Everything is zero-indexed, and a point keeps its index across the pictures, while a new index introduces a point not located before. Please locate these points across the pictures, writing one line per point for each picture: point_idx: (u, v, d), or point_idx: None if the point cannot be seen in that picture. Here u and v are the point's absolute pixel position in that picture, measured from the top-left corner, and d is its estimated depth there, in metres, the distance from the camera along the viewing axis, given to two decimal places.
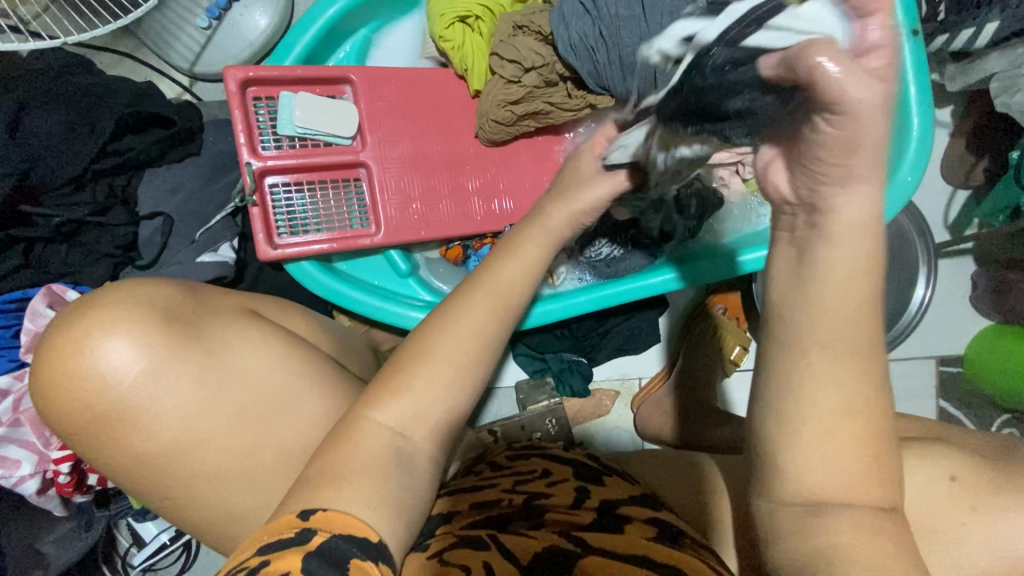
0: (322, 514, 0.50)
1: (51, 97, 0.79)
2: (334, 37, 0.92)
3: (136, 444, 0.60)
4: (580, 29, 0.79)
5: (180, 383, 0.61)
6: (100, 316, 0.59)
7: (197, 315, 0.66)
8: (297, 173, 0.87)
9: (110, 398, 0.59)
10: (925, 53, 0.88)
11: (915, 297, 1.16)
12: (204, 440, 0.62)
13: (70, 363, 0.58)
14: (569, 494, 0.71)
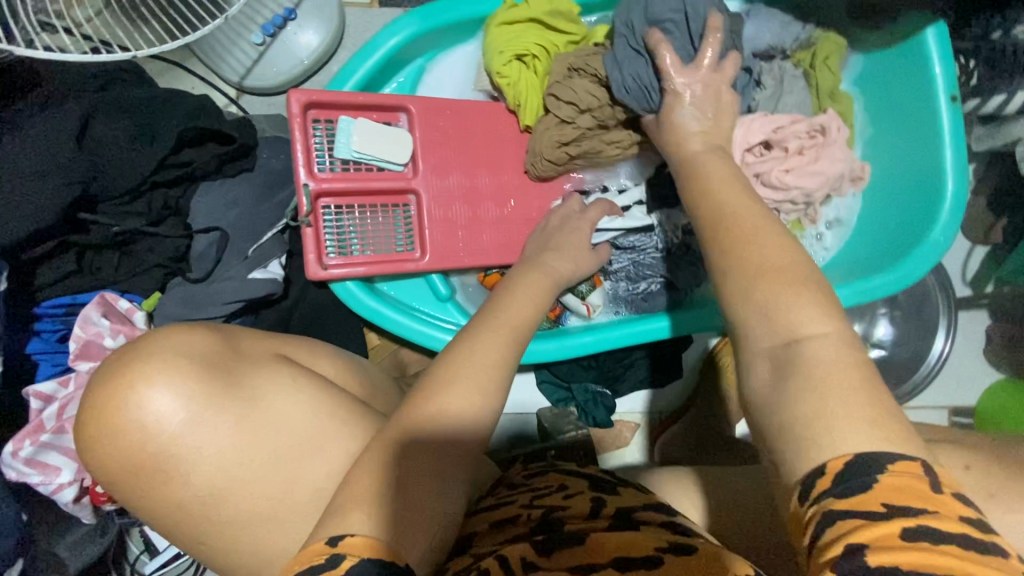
0: (349, 540, 0.49)
1: (115, 109, 0.81)
2: (392, 66, 0.95)
3: (183, 479, 0.59)
4: (634, 71, 0.79)
5: (219, 431, 0.60)
6: (148, 363, 0.59)
7: (231, 361, 0.65)
8: (348, 196, 0.89)
9: (152, 446, 0.58)
10: (961, 120, 0.91)
11: (933, 350, 1.19)
12: (242, 482, 0.60)
13: (116, 408, 0.58)
14: (586, 504, 0.73)
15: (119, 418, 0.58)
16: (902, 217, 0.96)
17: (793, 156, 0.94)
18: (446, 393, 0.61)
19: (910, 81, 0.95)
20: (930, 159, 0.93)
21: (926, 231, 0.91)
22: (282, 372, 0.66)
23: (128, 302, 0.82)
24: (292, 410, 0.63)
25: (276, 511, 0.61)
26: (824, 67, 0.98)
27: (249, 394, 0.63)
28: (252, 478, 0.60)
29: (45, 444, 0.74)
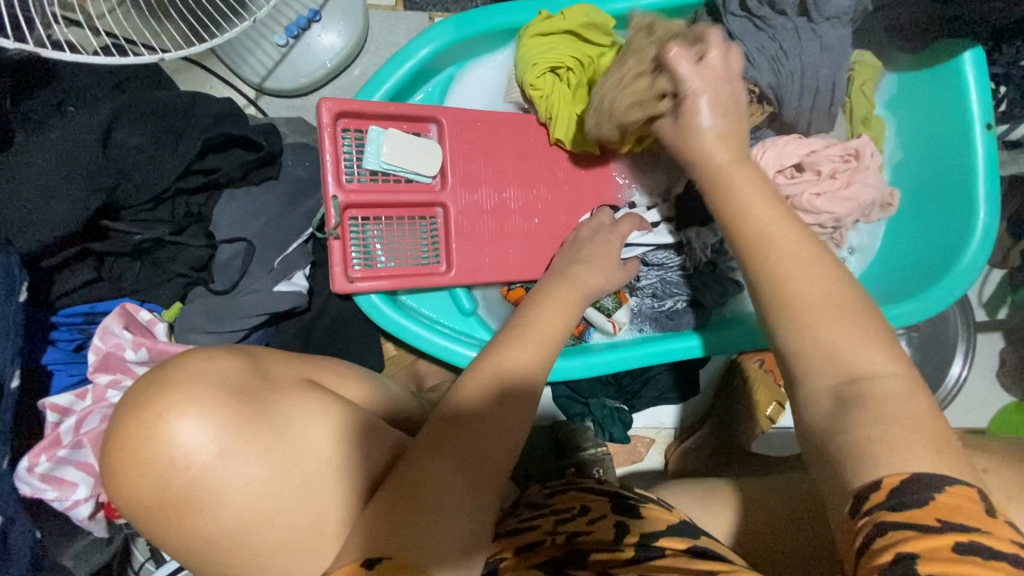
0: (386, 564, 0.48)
1: (139, 112, 0.78)
2: (423, 74, 0.92)
3: (211, 516, 0.55)
4: (758, 43, 0.82)
5: (248, 464, 0.56)
6: (171, 394, 0.55)
7: (262, 391, 0.61)
8: (375, 208, 0.87)
9: (179, 483, 0.54)
10: (995, 148, 0.90)
11: (951, 374, 1.18)
12: (274, 513, 0.57)
13: (138, 442, 0.53)
14: (610, 529, 0.68)
15: (141, 452, 0.53)
16: (930, 243, 0.96)
17: (825, 179, 0.93)
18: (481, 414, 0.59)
19: (943, 107, 0.94)
20: (961, 185, 0.93)
21: (955, 259, 0.91)
22: (315, 394, 0.64)
23: (147, 312, 0.80)
24: (324, 434, 0.61)
25: (310, 540, 0.58)
26: (858, 93, 0.97)
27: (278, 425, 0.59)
28: (282, 513, 0.58)
29: (61, 460, 0.71)
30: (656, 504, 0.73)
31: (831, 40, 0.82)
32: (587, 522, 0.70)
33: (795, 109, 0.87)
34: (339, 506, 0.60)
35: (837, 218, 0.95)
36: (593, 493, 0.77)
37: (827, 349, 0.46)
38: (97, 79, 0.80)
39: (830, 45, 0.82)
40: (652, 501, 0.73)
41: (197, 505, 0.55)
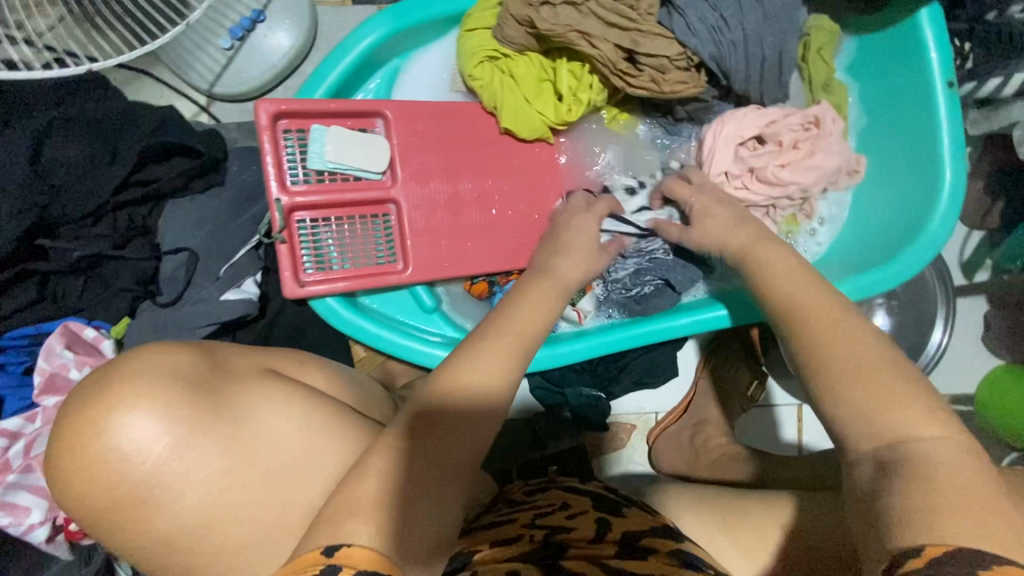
0: (346, 550, 0.46)
1: (69, 125, 0.76)
2: (367, 67, 0.90)
3: (155, 527, 0.54)
4: (700, 12, 0.82)
5: (203, 456, 0.55)
6: (112, 391, 0.54)
7: (220, 382, 0.61)
8: (324, 209, 0.85)
9: (131, 479, 0.53)
10: (958, 104, 0.88)
11: (932, 342, 1.17)
12: (226, 515, 0.56)
13: (73, 447, 0.52)
14: (589, 529, 0.71)
15: (79, 461, 0.52)
16: (901, 207, 0.94)
17: (788, 150, 0.91)
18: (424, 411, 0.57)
19: (902, 67, 0.92)
20: (925, 146, 0.91)
21: (925, 221, 0.88)
22: (278, 384, 0.64)
23: (94, 331, 0.76)
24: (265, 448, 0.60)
25: (258, 550, 0.57)
26: (817, 58, 0.94)
27: (234, 417, 0.58)
28: (223, 523, 0.56)
29: (12, 485, 0.71)
30: (638, 509, 0.78)
31: (774, 6, 0.82)
32: (567, 519, 0.73)
33: (744, 80, 0.87)
34: (287, 514, 0.59)
35: (805, 188, 0.93)
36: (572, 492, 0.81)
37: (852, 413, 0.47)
38: (27, 92, 0.77)
39: (773, 11, 0.82)
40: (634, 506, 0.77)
41: (136, 523, 0.54)
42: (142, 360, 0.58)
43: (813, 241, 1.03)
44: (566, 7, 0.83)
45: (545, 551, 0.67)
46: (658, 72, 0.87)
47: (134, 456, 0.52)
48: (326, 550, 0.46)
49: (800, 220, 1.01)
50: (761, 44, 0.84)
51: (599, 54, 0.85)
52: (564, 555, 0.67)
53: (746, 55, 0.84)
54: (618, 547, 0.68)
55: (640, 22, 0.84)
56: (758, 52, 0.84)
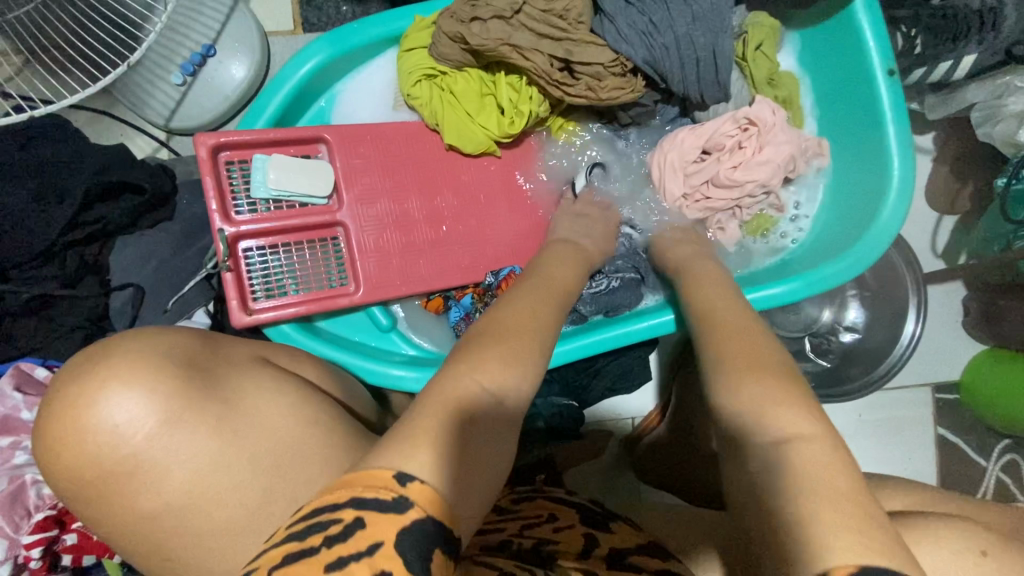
0: (419, 484, 0.40)
1: (18, 172, 0.79)
2: (309, 94, 0.92)
3: (141, 503, 0.57)
4: (629, 20, 0.82)
5: (193, 433, 0.58)
6: (114, 365, 0.58)
7: (212, 366, 0.65)
8: (272, 236, 0.87)
9: (122, 453, 0.56)
10: (899, 88, 0.87)
11: (904, 333, 1.14)
12: (212, 496, 0.58)
13: (67, 424, 0.56)
14: (578, 540, 0.73)
15: (69, 444, 0.56)
16: (857, 196, 0.93)
17: (731, 152, 0.93)
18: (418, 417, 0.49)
19: (843, 57, 0.91)
20: (874, 131, 0.90)
21: (878, 209, 0.87)
22: (269, 372, 0.68)
23: (45, 369, 0.78)
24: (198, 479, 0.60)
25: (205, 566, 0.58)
26: (757, 55, 0.94)
27: (227, 395, 0.62)
28: (167, 537, 0.58)
29: None
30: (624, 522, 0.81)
31: (703, 7, 0.83)
32: (554, 530, 0.75)
33: (681, 81, 0.87)
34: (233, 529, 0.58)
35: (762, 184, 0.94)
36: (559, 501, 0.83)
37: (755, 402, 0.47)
38: None
39: (703, 12, 0.83)
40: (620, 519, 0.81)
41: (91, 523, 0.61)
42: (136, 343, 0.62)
43: (790, 231, 1.01)
44: (496, 21, 0.84)
45: (533, 556, 0.68)
46: (594, 80, 0.87)
47: (125, 431, 0.56)
48: (401, 477, 0.40)
49: (770, 215, 1.00)
50: (694, 45, 0.84)
51: (532, 66, 0.85)
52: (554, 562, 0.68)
53: (680, 58, 0.84)
54: (606, 564, 0.70)
55: (571, 32, 0.84)
56: (692, 53, 0.84)
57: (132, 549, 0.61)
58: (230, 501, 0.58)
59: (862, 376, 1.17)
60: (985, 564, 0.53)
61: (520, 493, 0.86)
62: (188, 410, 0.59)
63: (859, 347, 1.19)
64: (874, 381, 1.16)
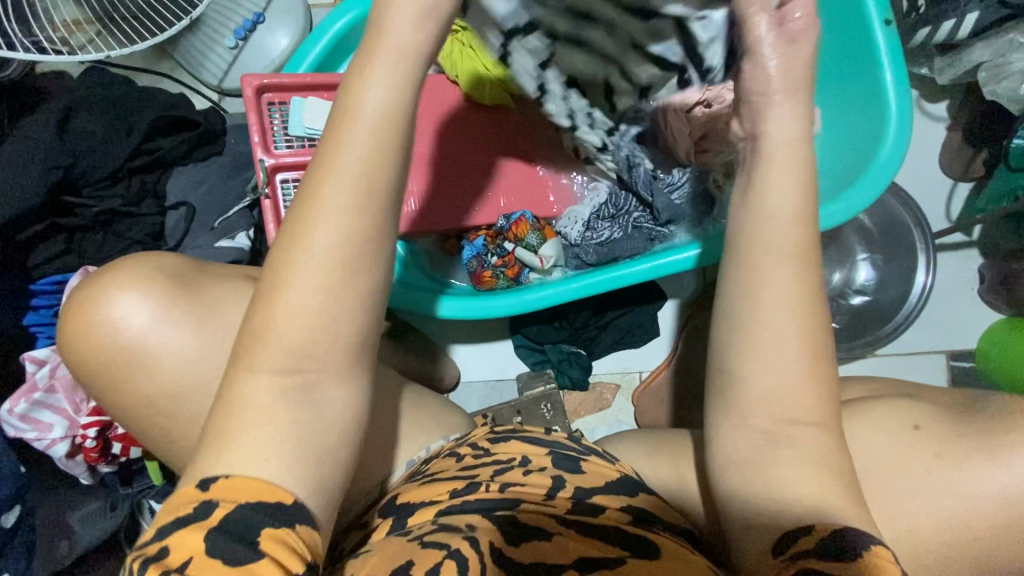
0: (223, 482, 0.44)
1: (91, 105, 0.90)
2: (343, 49, 1.03)
3: (140, 386, 0.67)
4: None
5: (181, 331, 0.67)
6: (113, 278, 0.68)
7: (198, 280, 0.72)
8: (305, 170, 0.96)
9: (120, 341, 0.66)
10: (897, 45, 0.91)
11: (916, 283, 1.16)
12: (198, 385, 0.68)
13: (83, 314, 0.67)
14: (546, 481, 0.75)
15: (85, 329, 0.67)
16: (855, 148, 0.96)
17: None
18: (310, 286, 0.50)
19: (841, 15, 0.96)
20: (873, 80, 0.93)
21: (872, 159, 0.91)
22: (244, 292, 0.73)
23: None
24: None
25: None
26: None
27: (210, 303, 0.70)
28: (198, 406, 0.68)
29: (37, 403, 0.82)
30: (597, 458, 0.81)
31: None
32: (524, 474, 0.76)
33: None
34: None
35: None
36: (534, 442, 0.82)
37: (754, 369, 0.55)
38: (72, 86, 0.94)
39: None
40: (592, 455, 0.80)
41: (122, 402, 0.68)
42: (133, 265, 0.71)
43: None
44: None
45: (497, 515, 0.70)
46: None
47: (122, 324, 0.66)
48: (201, 484, 0.45)
49: None
50: None
51: None
52: (518, 508, 0.71)
53: None
54: (571, 504, 0.73)
55: None
56: None
57: (153, 424, 0.69)
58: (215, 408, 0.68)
59: (873, 333, 1.18)
60: (914, 435, 0.67)
61: (498, 431, 0.84)
62: (173, 311, 0.67)
63: (870, 308, 1.20)
64: (882, 337, 1.18)
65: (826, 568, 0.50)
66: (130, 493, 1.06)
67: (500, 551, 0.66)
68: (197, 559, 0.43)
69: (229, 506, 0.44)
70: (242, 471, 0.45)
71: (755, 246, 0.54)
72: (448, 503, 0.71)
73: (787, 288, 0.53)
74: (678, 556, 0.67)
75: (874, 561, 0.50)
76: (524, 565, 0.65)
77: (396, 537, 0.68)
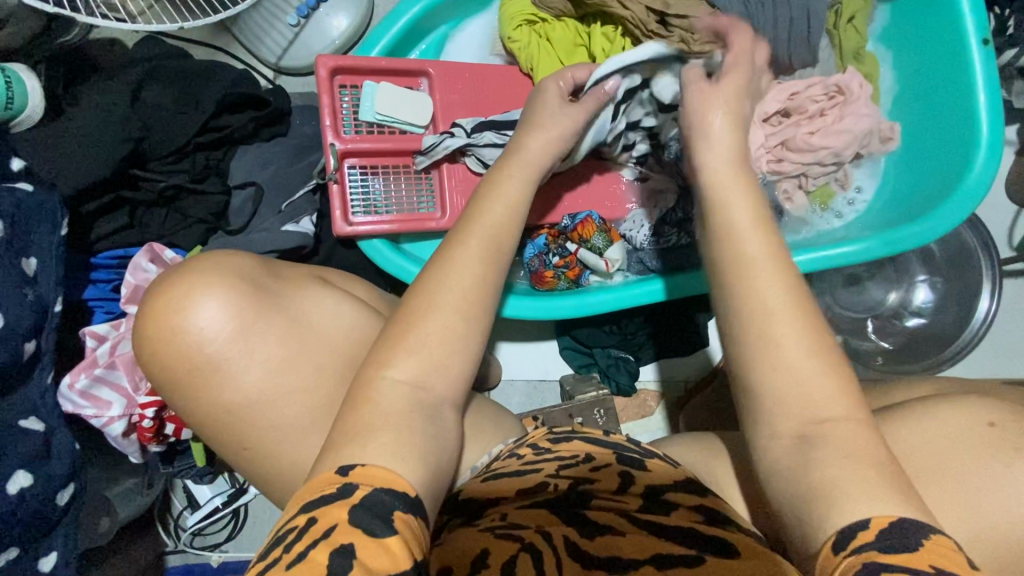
0: (360, 469, 0.48)
1: (160, 77, 0.87)
2: (414, 34, 1.01)
3: (224, 393, 0.66)
4: None
5: (266, 340, 0.67)
6: (196, 277, 0.66)
7: (272, 284, 0.71)
8: (373, 157, 0.93)
9: (203, 354, 0.65)
10: (993, 66, 0.89)
11: (977, 310, 1.13)
12: (283, 392, 0.67)
13: (164, 320, 0.64)
14: (614, 478, 0.65)
15: (168, 335, 0.64)
16: (938, 170, 0.94)
17: (814, 118, 0.95)
18: (448, 306, 0.58)
19: (937, 30, 0.93)
20: (964, 101, 0.91)
21: (958, 181, 0.89)
22: (317, 294, 0.73)
23: (173, 254, 0.87)
24: (334, 328, 0.71)
25: (293, 435, 0.67)
26: (848, 27, 0.96)
27: (291, 314, 0.69)
28: (279, 399, 0.67)
29: (98, 378, 0.81)
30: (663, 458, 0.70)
31: None
32: (592, 469, 0.66)
33: (772, 40, 0.92)
34: (304, 413, 0.67)
35: (836, 153, 0.96)
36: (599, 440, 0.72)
37: (800, 382, 0.53)
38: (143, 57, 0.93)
39: None
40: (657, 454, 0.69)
41: (195, 393, 0.67)
42: (204, 262, 0.69)
43: (847, 208, 1.03)
44: None
45: (563, 511, 0.61)
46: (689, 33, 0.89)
47: (209, 332, 0.64)
48: (341, 470, 0.48)
49: (832, 189, 1.02)
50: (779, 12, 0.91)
51: (630, 15, 0.91)
52: (588, 506, 0.62)
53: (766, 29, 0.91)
54: (643, 501, 0.63)
55: None
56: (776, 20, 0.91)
57: (220, 418, 0.67)
58: (291, 403, 0.67)
59: (931, 356, 1.15)
60: (991, 435, 0.57)
61: (558, 430, 0.74)
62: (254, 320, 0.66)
63: (927, 330, 1.18)
64: (940, 364, 1.14)
65: (894, 562, 0.44)
66: (171, 471, 1.04)
67: (574, 544, 0.57)
68: (341, 524, 0.45)
69: (368, 487, 0.47)
70: (360, 464, 0.48)
71: (730, 271, 0.56)
72: (516, 501, 0.63)
73: (786, 299, 0.54)
74: (760, 553, 0.55)
75: (938, 550, 0.44)
76: (599, 563, 0.55)
77: (465, 529, 0.60)
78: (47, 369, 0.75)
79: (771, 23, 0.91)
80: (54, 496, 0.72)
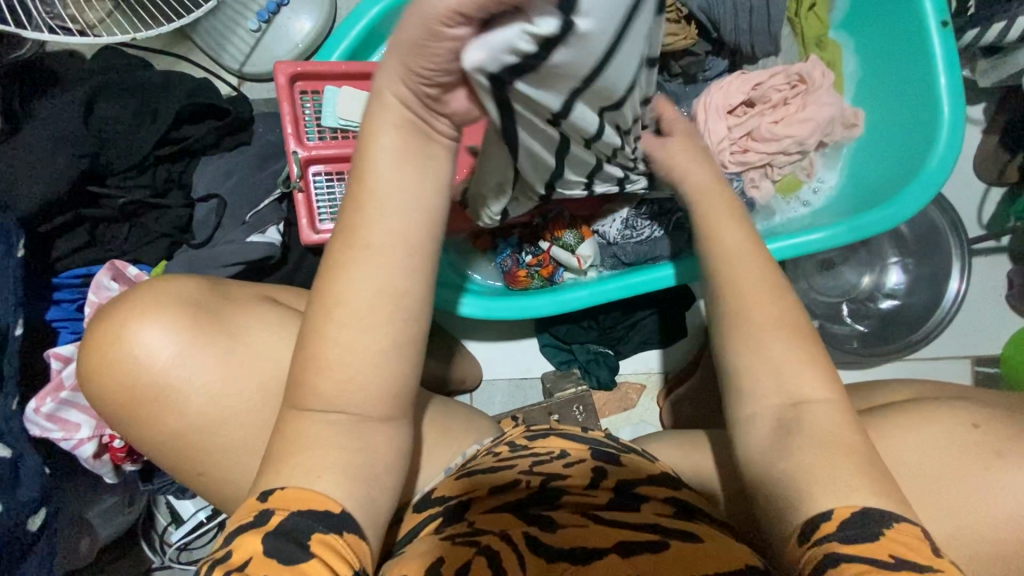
0: (278, 494, 0.49)
1: (112, 90, 0.86)
2: (376, 37, 1.00)
3: (166, 429, 0.66)
4: None
5: (204, 375, 0.66)
6: (134, 308, 0.66)
7: (216, 307, 0.70)
8: (337, 162, 0.92)
9: (144, 382, 0.65)
10: (954, 48, 0.88)
11: (949, 291, 1.14)
12: (223, 424, 0.67)
13: (107, 352, 0.65)
14: (586, 474, 0.64)
15: (111, 365, 0.65)
16: (901, 151, 0.94)
17: (777, 106, 0.96)
18: None
19: (895, 16, 0.94)
20: (926, 84, 0.91)
21: (922, 163, 0.88)
22: (262, 313, 0.72)
23: (136, 270, 0.87)
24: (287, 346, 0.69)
25: (261, 449, 0.67)
26: (809, 15, 0.98)
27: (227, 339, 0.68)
28: (243, 419, 0.67)
29: (64, 402, 0.80)
30: (637, 456, 0.69)
31: None
32: (564, 465, 0.65)
33: (733, 30, 0.93)
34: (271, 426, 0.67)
35: (801, 141, 0.96)
36: (573, 436, 0.70)
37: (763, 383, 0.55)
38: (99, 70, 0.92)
39: None
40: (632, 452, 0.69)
41: (153, 414, 0.66)
42: (151, 290, 0.69)
43: (813, 197, 1.03)
44: None
45: (531, 511, 0.60)
46: None
47: (146, 362, 0.64)
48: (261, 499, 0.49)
49: (799, 178, 1.03)
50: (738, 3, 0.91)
51: None
52: (558, 502, 0.61)
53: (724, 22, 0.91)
54: (613, 495, 0.62)
55: None
56: (733, 13, 0.91)
57: (180, 439, 0.66)
58: (251, 425, 0.67)
59: (905, 337, 1.17)
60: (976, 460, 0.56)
61: (534, 428, 0.73)
62: (192, 352, 0.66)
63: (900, 311, 1.19)
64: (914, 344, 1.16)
65: (858, 554, 0.44)
66: (150, 488, 1.03)
67: (535, 539, 0.55)
68: (255, 559, 0.46)
69: (284, 511, 0.48)
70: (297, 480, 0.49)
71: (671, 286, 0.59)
72: (486, 500, 0.62)
73: None
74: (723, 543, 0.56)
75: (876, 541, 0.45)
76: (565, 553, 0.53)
77: (425, 536, 0.58)
78: (13, 394, 0.74)
79: (729, 16, 0.91)
80: (26, 520, 0.72)
